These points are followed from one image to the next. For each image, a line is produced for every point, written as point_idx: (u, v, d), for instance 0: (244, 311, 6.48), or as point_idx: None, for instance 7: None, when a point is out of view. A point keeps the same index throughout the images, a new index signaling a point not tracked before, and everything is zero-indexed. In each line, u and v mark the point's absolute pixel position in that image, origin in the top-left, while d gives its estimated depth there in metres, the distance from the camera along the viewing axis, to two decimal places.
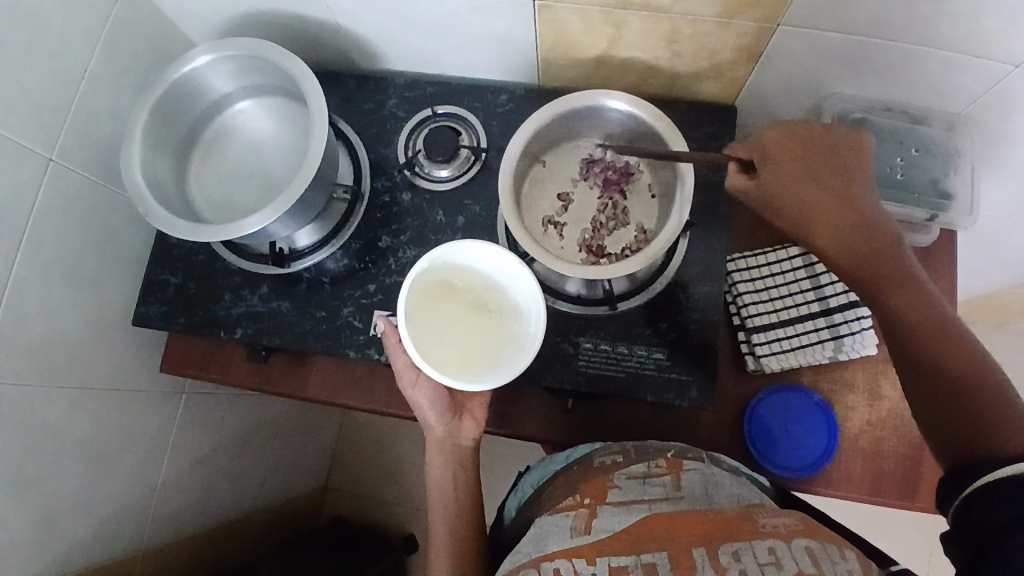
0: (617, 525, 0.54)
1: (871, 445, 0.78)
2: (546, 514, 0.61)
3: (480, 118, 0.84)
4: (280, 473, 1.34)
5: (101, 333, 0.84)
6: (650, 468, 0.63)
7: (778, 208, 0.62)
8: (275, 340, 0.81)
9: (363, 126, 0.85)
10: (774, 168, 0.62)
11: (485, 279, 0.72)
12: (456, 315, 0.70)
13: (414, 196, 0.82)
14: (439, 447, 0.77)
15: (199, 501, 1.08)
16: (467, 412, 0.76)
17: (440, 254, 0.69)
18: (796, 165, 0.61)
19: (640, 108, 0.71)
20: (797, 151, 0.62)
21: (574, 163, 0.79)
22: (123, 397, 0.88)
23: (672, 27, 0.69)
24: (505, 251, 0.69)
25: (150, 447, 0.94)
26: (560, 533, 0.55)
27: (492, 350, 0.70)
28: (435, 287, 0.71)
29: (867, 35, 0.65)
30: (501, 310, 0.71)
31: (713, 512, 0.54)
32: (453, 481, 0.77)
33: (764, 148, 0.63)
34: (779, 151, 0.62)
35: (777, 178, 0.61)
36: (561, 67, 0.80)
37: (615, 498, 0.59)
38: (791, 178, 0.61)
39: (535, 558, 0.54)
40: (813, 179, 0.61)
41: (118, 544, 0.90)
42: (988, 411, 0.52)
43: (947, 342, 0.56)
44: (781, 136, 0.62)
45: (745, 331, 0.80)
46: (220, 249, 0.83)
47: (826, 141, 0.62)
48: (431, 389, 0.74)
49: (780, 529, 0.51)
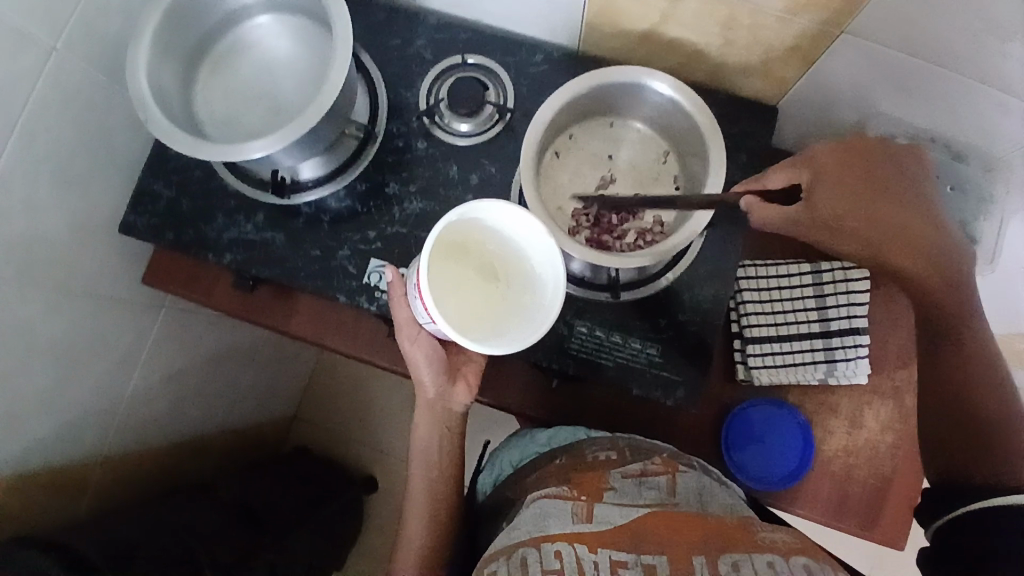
0: (617, 518, 0.55)
1: (841, 471, 0.79)
2: (537, 498, 0.61)
3: (510, 73, 0.79)
4: (249, 399, 1.33)
5: (85, 235, 0.80)
6: (646, 468, 0.65)
7: (834, 226, 0.56)
8: (264, 271, 0.78)
9: (386, 62, 0.80)
10: (830, 184, 0.57)
11: (501, 245, 0.67)
12: (461, 278, 0.66)
13: (429, 145, 0.79)
14: (430, 407, 0.75)
15: (165, 416, 1.07)
16: (463, 378, 0.74)
17: (465, 211, 0.65)
18: (864, 182, 0.57)
19: (682, 94, 0.67)
20: (858, 162, 0.58)
21: (601, 139, 0.75)
22: (99, 303, 0.85)
23: (731, 15, 0.64)
24: (531, 216, 0.64)
25: (121, 357, 0.92)
26: (559, 516, 0.56)
27: (498, 318, 0.66)
28: (449, 244, 0.66)
29: (931, 60, 0.62)
30: (511, 280, 0.67)
31: (712, 519, 0.55)
32: (440, 441, 0.77)
33: (817, 164, 0.58)
34: (838, 167, 0.58)
35: (836, 198, 0.57)
36: (605, 35, 0.75)
37: (610, 495, 0.60)
38: (853, 195, 0.57)
39: (535, 536, 0.53)
40: (874, 195, 0.57)
41: (80, 449, 0.90)
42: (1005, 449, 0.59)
43: (979, 376, 0.61)
44: (834, 151, 0.58)
45: (741, 340, 0.79)
46: (220, 170, 0.78)
47: (887, 157, 0.59)
48: (429, 346, 0.71)
49: (779, 544, 0.51)
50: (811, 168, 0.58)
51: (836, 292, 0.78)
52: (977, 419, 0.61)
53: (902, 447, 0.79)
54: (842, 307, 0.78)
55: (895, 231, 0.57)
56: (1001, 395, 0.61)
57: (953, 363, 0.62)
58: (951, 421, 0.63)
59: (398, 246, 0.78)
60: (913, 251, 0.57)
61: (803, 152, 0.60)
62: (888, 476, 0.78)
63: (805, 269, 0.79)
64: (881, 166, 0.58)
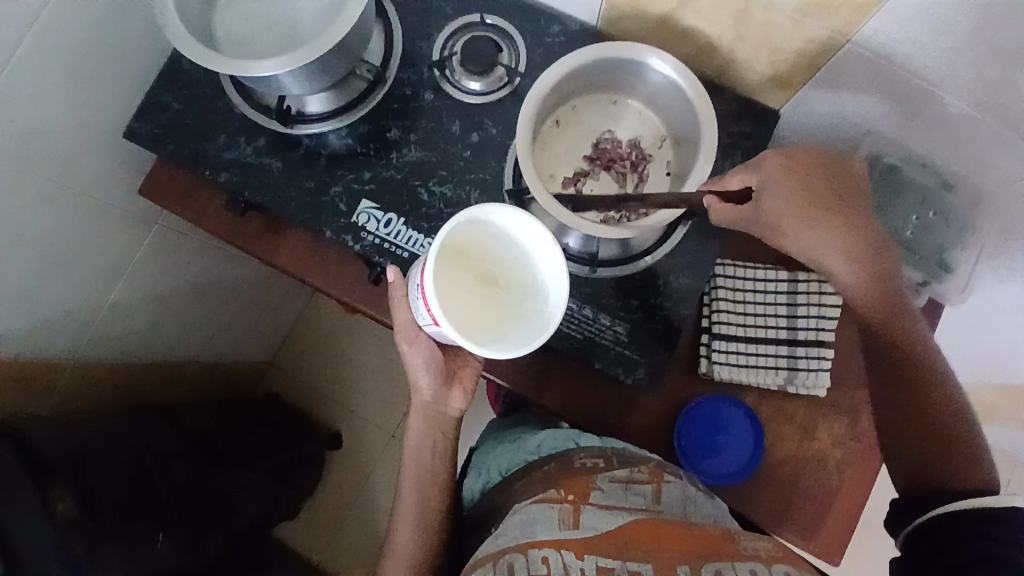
0: (604, 526, 0.58)
1: (789, 478, 0.80)
2: (526, 502, 0.64)
3: (525, 41, 0.80)
4: (229, 335, 1.34)
5: (87, 134, 0.81)
6: (633, 475, 0.67)
7: (781, 233, 0.63)
8: (257, 196, 0.79)
9: (407, 11, 0.81)
10: (774, 193, 0.62)
11: (502, 251, 0.68)
12: (461, 284, 0.66)
13: (436, 98, 0.80)
14: (425, 411, 0.81)
15: (143, 333, 1.08)
16: (458, 383, 0.79)
17: (468, 215, 0.65)
18: (806, 193, 0.62)
19: (685, 80, 0.67)
20: (802, 174, 0.63)
21: (601, 116, 0.76)
22: (92, 205, 0.86)
23: (746, 9, 0.66)
24: (540, 227, 0.65)
25: (107, 264, 0.93)
26: (546, 522, 0.59)
27: (498, 323, 0.66)
28: (452, 249, 0.66)
29: (932, 80, 0.63)
30: (511, 287, 0.68)
31: (696, 528, 0.58)
32: (431, 446, 0.82)
33: (761, 171, 0.63)
34: (783, 179, 0.62)
35: (784, 205, 0.62)
36: (623, 16, 0.77)
37: (596, 499, 0.62)
38: (798, 205, 0.62)
39: (523, 542, 0.56)
40: (818, 208, 0.62)
41: (52, 348, 0.91)
42: (959, 454, 0.65)
43: (930, 389, 0.66)
44: (780, 160, 0.63)
45: (709, 335, 0.80)
46: (228, 90, 0.80)
47: (824, 167, 0.64)
48: (427, 351, 0.75)
49: (760, 553, 0.54)
50: (760, 174, 0.63)
51: (807, 303, 0.80)
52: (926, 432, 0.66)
53: (852, 463, 0.80)
54: (811, 318, 0.79)
55: (838, 242, 0.63)
56: (951, 406, 0.66)
57: (906, 374, 0.67)
58: (906, 434, 0.67)
59: (390, 191, 0.79)
60: (860, 266, 0.64)
61: (756, 158, 0.64)
62: (833, 490, 0.79)
63: (782, 276, 0.80)
64: (824, 180, 0.63)
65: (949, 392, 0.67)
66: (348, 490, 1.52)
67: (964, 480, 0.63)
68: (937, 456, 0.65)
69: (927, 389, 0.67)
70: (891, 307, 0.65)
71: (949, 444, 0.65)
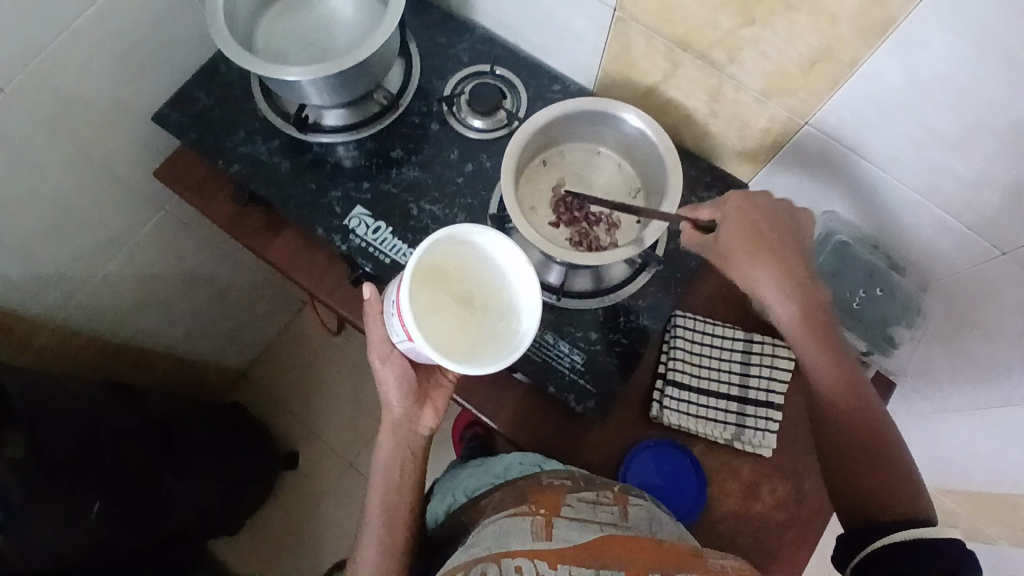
0: (576, 538, 0.59)
1: (727, 534, 0.80)
2: (499, 517, 0.65)
3: (528, 93, 0.90)
4: (209, 334, 1.36)
5: (122, 114, 0.89)
6: (600, 496, 0.69)
7: (727, 258, 0.70)
8: (261, 189, 0.86)
9: (428, 54, 0.91)
10: (730, 224, 0.70)
11: (479, 272, 0.69)
12: (440, 303, 0.67)
13: (440, 128, 0.88)
14: (395, 428, 0.79)
15: (128, 313, 1.12)
16: (430, 402, 0.79)
17: (444, 235, 0.66)
18: (752, 227, 0.70)
19: (659, 138, 0.75)
20: (756, 217, 0.70)
21: (585, 164, 0.83)
22: (110, 178, 0.93)
23: (718, 87, 0.75)
24: (515, 248, 0.66)
25: (109, 236, 0.98)
26: (520, 534, 0.60)
27: (474, 341, 0.67)
28: (428, 270, 0.67)
29: (879, 167, 0.71)
30: (488, 306, 0.68)
31: (666, 544, 0.59)
32: (401, 464, 0.79)
33: (722, 209, 0.71)
34: (737, 215, 0.70)
35: (735, 238, 0.70)
36: (616, 83, 0.86)
37: (567, 513, 0.64)
38: (745, 240, 0.69)
39: (496, 553, 0.57)
40: (761, 241, 0.69)
41: (37, 304, 0.94)
42: (897, 485, 0.64)
43: (860, 414, 0.67)
44: (741, 199, 0.71)
45: (663, 380, 0.83)
46: (257, 95, 0.88)
47: (775, 211, 0.71)
48: (400, 368, 0.75)
49: (729, 569, 0.56)
50: (722, 210, 0.71)
51: (760, 363, 0.83)
52: (870, 460, 0.66)
53: (791, 528, 0.80)
54: (762, 379, 0.83)
55: (776, 270, 0.69)
56: (887, 432, 0.67)
57: (839, 403, 0.68)
58: (848, 469, 0.66)
59: (385, 202, 0.85)
60: (793, 292, 0.69)
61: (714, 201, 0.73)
62: (771, 554, 0.79)
63: (738, 335, 0.84)
64: (772, 219, 0.70)
65: (878, 422, 0.67)
66: (294, 516, 1.48)
67: (907, 509, 0.63)
68: (879, 486, 0.64)
69: (856, 419, 0.67)
70: (821, 335, 0.69)
71: (892, 471, 0.65)
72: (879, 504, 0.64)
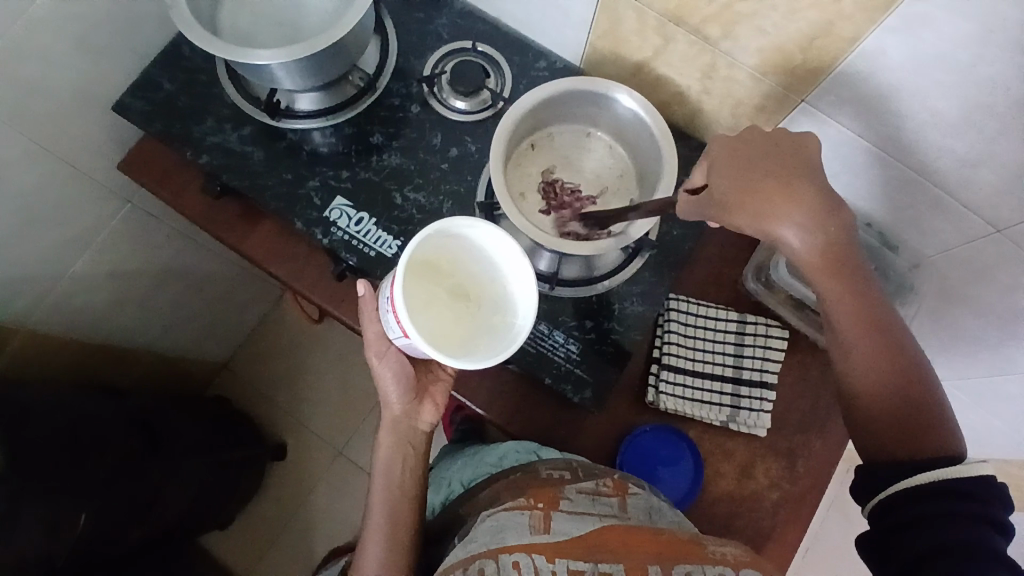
0: (574, 531, 0.59)
1: (723, 515, 0.81)
2: (497, 509, 0.65)
3: (512, 70, 0.86)
4: (188, 327, 1.31)
5: (81, 104, 0.83)
6: (599, 487, 0.68)
7: (725, 207, 0.61)
8: (235, 181, 0.81)
9: (405, 31, 0.86)
10: (719, 172, 0.61)
11: (472, 264, 0.67)
12: (432, 296, 0.65)
13: (421, 111, 0.84)
14: (394, 423, 0.78)
15: (101, 311, 1.07)
16: (429, 397, 0.79)
17: (438, 227, 0.64)
18: (743, 159, 0.61)
19: (652, 119, 0.73)
20: (744, 149, 0.61)
21: (574, 148, 0.80)
22: (72, 172, 0.87)
23: (712, 63, 0.72)
24: (512, 241, 0.65)
25: (75, 233, 0.93)
26: (516, 529, 0.60)
27: (468, 335, 0.65)
28: (420, 262, 0.65)
29: (877, 145, 0.69)
30: (483, 299, 0.67)
31: (664, 533, 0.60)
32: (403, 460, 0.78)
33: (710, 156, 0.63)
34: (724, 151, 0.62)
35: (726, 181, 0.61)
36: (605, 60, 0.83)
37: (565, 507, 0.64)
38: (734, 178, 0.60)
39: (493, 548, 0.58)
40: (759, 170, 0.60)
41: (3, 308, 0.89)
42: (924, 422, 0.58)
43: (881, 349, 0.60)
44: (725, 140, 0.62)
45: (658, 364, 0.82)
46: (224, 79, 0.83)
47: (767, 138, 0.62)
48: (397, 363, 0.74)
49: (727, 557, 0.57)
50: (706, 156, 0.63)
51: (753, 345, 0.83)
52: (892, 399, 0.59)
53: (787, 505, 0.81)
54: (756, 360, 0.83)
55: (775, 196, 0.59)
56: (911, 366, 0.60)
57: (857, 339, 0.61)
58: (869, 409, 0.60)
59: (367, 191, 0.82)
60: (800, 213, 0.60)
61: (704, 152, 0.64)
62: (767, 532, 0.80)
63: (732, 317, 0.84)
64: (766, 144, 0.61)
65: (903, 354, 0.60)
66: (285, 505, 1.47)
67: (933, 446, 0.57)
68: (900, 426, 0.59)
69: (877, 352, 0.60)
70: (836, 264, 0.61)
71: (916, 406, 0.59)
72: (900, 442, 0.58)
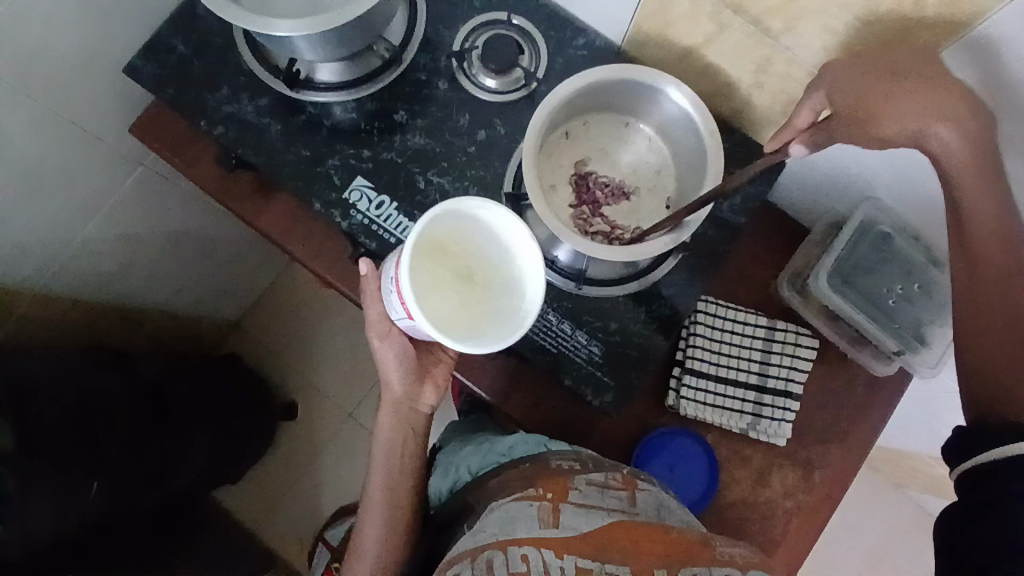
0: (584, 526, 0.57)
1: (735, 521, 0.80)
2: (505, 500, 0.63)
3: (548, 47, 0.80)
4: (199, 288, 1.30)
5: (89, 64, 0.78)
6: (609, 479, 0.66)
7: (859, 113, 0.57)
8: (250, 155, 0.77)
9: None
10: (847, 80, 0.58)
11: (483, 246, 0.64)
12: (440, 277, 0.62)
13: (449, 88, 0.79)
14: (394, 406, 0.77)
15: (112, 273, 1.05)
16: (430, 379, 0.77)
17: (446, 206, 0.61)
18: (880, 65, 0.57)
19: (699, 115, 0.68)
20: (877, 58, 0.58)
21: (610, 138, 0.76)
22: (81, 135, 0.83)
23: (768, 56, 0.67)
24: (518, 221, 0.61)
25: (85, 198, 0.90)
26: (527, 521, 0.57)
27: (476, 320, 0.62)
28: (430, 242, 0.63)
29: None
30: (492, 282, 0.64)
31: (672, 532, 0.58)
32: (403, 442, 0.78)
33: (831, 73, 0.60)
34: (850, 65, 0.59)
35: (859, 89, 0.57)
36: (649, 42, 0.77)
37: (574, 498, 0.61)
38: (871, 82, 0.57)
39: (501, 539, 0.55)
40: (896, 77, 0.55)
41: (14, 272, 0.88)
42: None
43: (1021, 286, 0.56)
44: (846, 61, 0.59)
45: (681, 368, 0.80)
46: (241, 44, 0.78)
47: (904, 47, 0.57)
48: (400, 348, 0.72)
49: (736, 559, 0.54)
50: (828, 72, 0.60)
51: (781, 352, 0.80)
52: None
53: (800, 515, 0.80)
54: (782, 367, 0.81)
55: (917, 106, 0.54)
56: None
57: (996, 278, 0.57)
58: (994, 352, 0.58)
59: (388, 172, 0.77)
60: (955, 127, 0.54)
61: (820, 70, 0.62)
62: (777, 539, 0.80)
63: (761, 322, 0.81)
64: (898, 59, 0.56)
65: None
66: (294, 464, 1.49)
67: None
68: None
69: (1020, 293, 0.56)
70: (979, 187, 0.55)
71: None
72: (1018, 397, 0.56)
